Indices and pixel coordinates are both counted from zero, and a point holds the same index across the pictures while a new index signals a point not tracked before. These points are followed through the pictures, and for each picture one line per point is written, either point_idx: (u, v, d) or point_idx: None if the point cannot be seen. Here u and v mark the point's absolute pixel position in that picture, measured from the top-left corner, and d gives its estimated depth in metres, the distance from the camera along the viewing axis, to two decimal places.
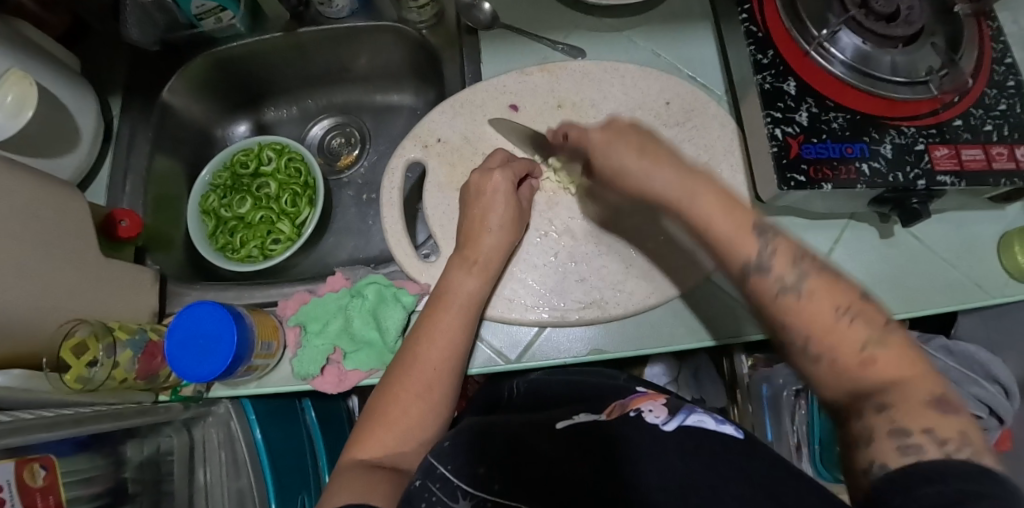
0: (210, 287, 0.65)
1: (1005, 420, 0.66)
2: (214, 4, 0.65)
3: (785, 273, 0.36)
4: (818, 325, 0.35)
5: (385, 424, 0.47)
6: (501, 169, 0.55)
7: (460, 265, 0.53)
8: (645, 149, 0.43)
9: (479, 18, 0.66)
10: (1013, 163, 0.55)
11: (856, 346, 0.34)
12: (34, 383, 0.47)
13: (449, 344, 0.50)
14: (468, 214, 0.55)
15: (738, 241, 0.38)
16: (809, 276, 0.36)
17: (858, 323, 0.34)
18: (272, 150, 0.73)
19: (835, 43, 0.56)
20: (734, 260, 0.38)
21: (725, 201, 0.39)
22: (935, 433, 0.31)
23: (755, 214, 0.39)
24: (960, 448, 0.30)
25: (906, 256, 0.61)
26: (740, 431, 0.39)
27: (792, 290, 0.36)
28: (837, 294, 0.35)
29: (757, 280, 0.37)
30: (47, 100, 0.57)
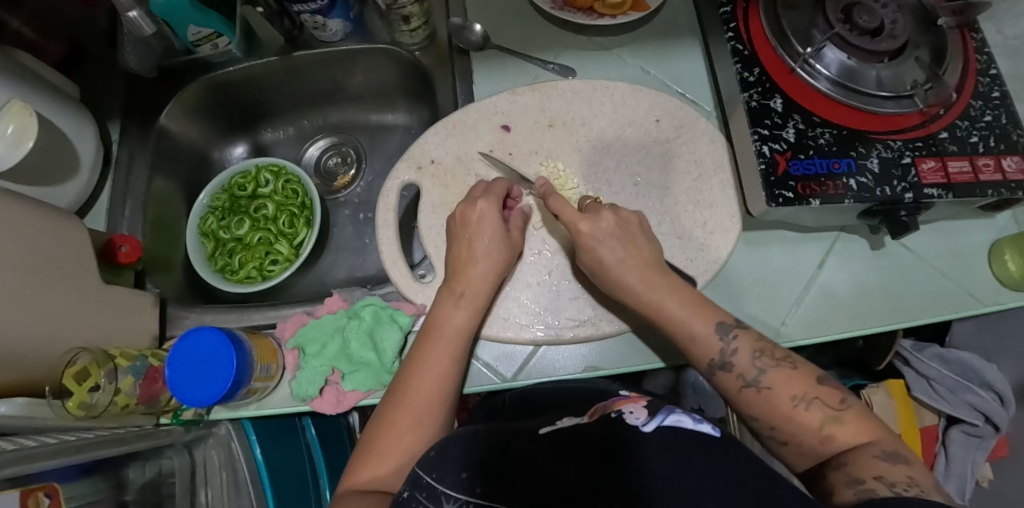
0: (209, 309, 0.65)
1: (999, 427, 0.67)
2: (209, 31, 0.65)
3: (746, 370, 0.46)
4: (778, 416, 0.44)
5: (375, 457, 0.47)
6: (486, 197, 0.56)
7: (449, 299, 0.54)
8: (639, 269, 0.50)
9: (470, 39, 0.67)
10: (999, 174, 0.56)
11: (815, 428, 0.43)
12: (36, 411, 0.48)
13: (438, 376, 0.50)
14: (454, 245, 0.56)
15: (708, 343, 0.47)
16: (767, 372, 0.45)
17: (812, 409, 0.43)
18: (269, 172, 0.74)
19: (820, 59, 0.57)
20: (706, 358, 0.47)
21: (692, 298, 0.49)
22: (886, 479, 0.38)
23: (720, 314, 0.48)
24: (907, 490, 0.37)
25: (897, 266, 0.62)
26: (717, 430, 0.39)
27: (753, 384, 0.45)
28: (794, 384, 0.44)
29: (723, 375, 0.47)
30: (48, 129, 0.58)
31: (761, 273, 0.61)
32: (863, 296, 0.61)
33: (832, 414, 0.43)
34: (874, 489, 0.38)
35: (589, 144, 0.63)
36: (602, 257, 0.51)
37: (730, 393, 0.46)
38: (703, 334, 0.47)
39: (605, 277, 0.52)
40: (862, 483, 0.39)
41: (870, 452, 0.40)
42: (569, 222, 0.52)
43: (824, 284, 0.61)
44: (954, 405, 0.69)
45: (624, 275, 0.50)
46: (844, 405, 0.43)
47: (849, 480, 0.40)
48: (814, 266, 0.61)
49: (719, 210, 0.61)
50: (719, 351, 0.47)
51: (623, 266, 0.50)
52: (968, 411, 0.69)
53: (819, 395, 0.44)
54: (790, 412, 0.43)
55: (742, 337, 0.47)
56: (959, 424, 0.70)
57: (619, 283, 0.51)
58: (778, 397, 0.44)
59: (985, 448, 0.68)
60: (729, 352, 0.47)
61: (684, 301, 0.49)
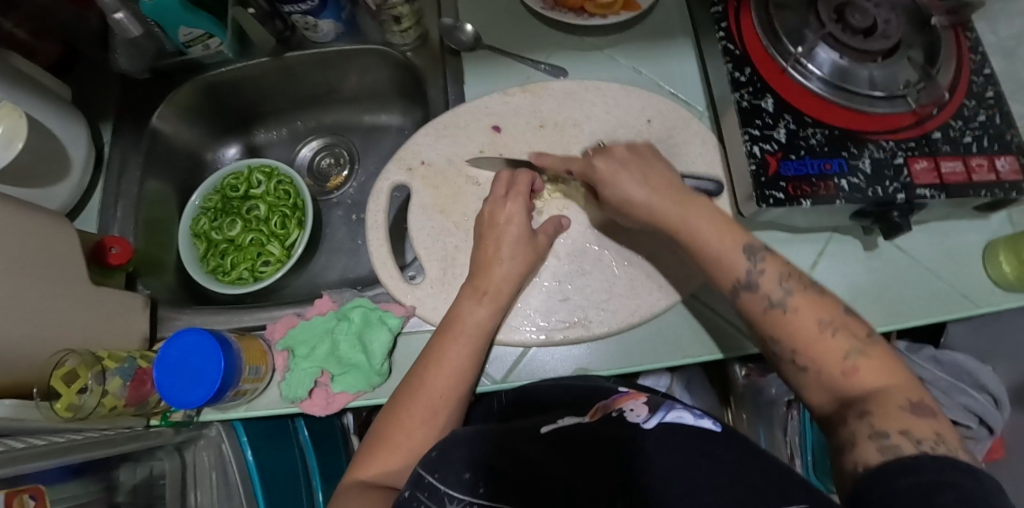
0: (201, 311, 0.65)
1: (994, 429, 0.65)
2: (201, 31, 0.65)
3: (771, 291, 0.45)
4: (803, 338, 0.42)
5: (387, 448, 0.47)
6: (513, 199, 0.57)
7: (471, 295, 0.54)
8: (664, 189, 0.49)
9: (461, 40, 0.67)
10: (993, 174, 0.55)
11: (839, 356, 0.41)
12: (24, 412, 0.48)
13: (457, 372, 0.50)
14: (479, 244, 0.56)
15: (734, 261, 0.46)
16: (792, 293, 0.44)
17: (839, 335, 0.42)
18: (261, 173, 0.74)
19: (812, 58, 0.57)
20: (731, 278, 0.46)
21: (723, 226, 0.48)
22: (911, 434, 0.36)
23: (745, 236, 0.47)
24: (933, 447, 0.35)
25: (890, 267, 0.61)
26: (718, 425, 0.39)
27: (779, 305, 0.44)
28: (819, 308, 0.43)
29: (748, 296, 0.45)
30: (39, 130, 0.58)
31: None
32: (856, 298, 0.60)
33: (858, 345, 0.41)
34: (899, 444, 0.36)
35: (580, 145, 0.62)
36: (627, 192, 0.50)
37: (753, 315, 0.45)
38: (729, 251, 0.46)
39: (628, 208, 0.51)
40: (885, 438, 0.37)
41: (895, 402, 0.38)
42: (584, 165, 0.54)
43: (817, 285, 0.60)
44: (948, 408, 0.66)
45: (635, 195, 0.49)
46: (869, 339, 0.42)
47: (871, 433, 0.37)
48: (807, 267, 0.61)
49: None
50: (745, 271, 0.46)
51: (646, 190, 0.49)
52: (963, 414, 0.66)
53: (846, 322, 0.43)
54: (816, 335, 0.42)
55: (769, 260, 0.46)
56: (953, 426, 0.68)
57: (637, 205, 0.50)
58: (804, 318, 0.43)
59: (982, 450, 0.66)
60: (755, 273, 0.45)
61: (716, 225, 0.48)
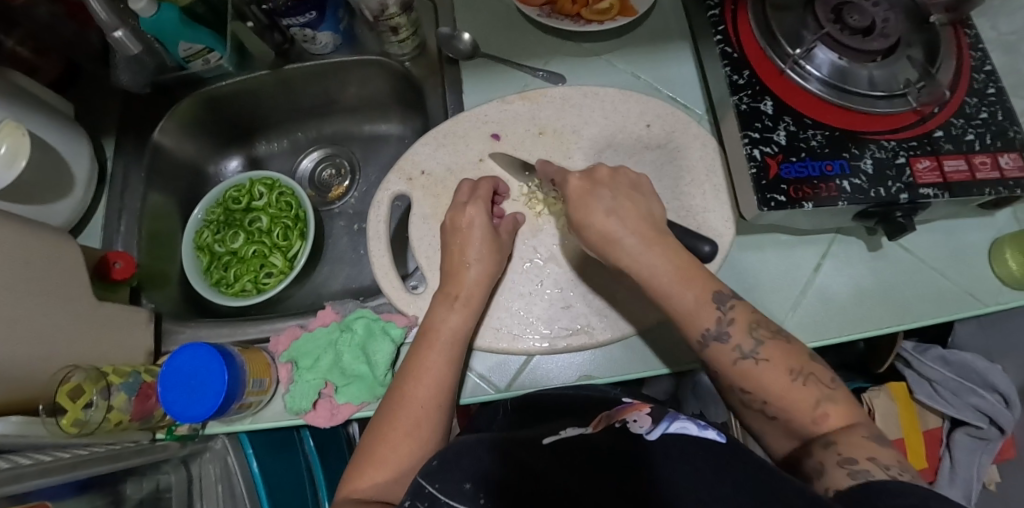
0: (205, 324, 0.66)
1: (1005, 430, 0.67)
2: (201, 46, 0.66)
3: (742, 342, 0.44)
4: (778, 390, 0.42)
5: (374, 462, 0.46)
6: (473, 202, 0.56)
7: (443, 302, 0.54)
8: (633, 224, 0.47)
9: (459, 49, 0.67)
10: (997, 172, 0.55)
11: (809, 404, 0.42)
12: (29, 428, 0.48)
13: (436, 381, 0.50)
14: (448, 250, 0.56)
15: (703, 311, 0.45)
16: (763, 343, 0.44)
17: (808, 384, 0.42)
18: (263, 186, 0.74)
19: (811, 60, 0.57)
20: (698, 327, 0.45)
21: (690, 269, 0.46)
22: (878, 460, 0.37)
23: (716, 282, 0.46)
24: (900, 473, 0.36)
25: (895, 267, 0.61)
26: (723, 435, 0.37)
27: (750, 356, 0.44)
28: (790, 357, 0.43)
29: (717, 348, 0.44)
30: (41, 146, 0.59)
31: (757, 278, 0.61)
32: (862, 299, 0.60)
33: (827, 392, 0.42)
34: (869, 469, 0.37)
35: (578, 151, 0.62)
36: (595, 216, 0.48)
37: (721, 367, 0.44)
38: (696, 305, 0.45)
39: (593, 236, 0.48)
40: (855, 464, 0.37)
41: (859, 433, 0.40)
42: (564, 182, 0.51)
43: (821, 287, 0.60)
44: (958, 408, 0.69)
45: (602, 222, 0.47)
46: (835, 383, 0.43)
47: (839, 460, 0.38)
48: (811, 269, 0.61)
49: (712, 215, 0.60)
50: (714, 322, 0.44)
51: (616, 220, 0.47)
52: (973, 413, 0.68)
53: (815, 370, 0.43)
54: (787, 386, 0.42)
55: (738, 308, 0.45)
56: (963, 426, 0.70)
57: (610, 239, 0.47)
58: (774, 369, 0.43)
59: (991, 450, 0.68)
60: (724, 323, 0.44)
61: (682, 270, 0.45)
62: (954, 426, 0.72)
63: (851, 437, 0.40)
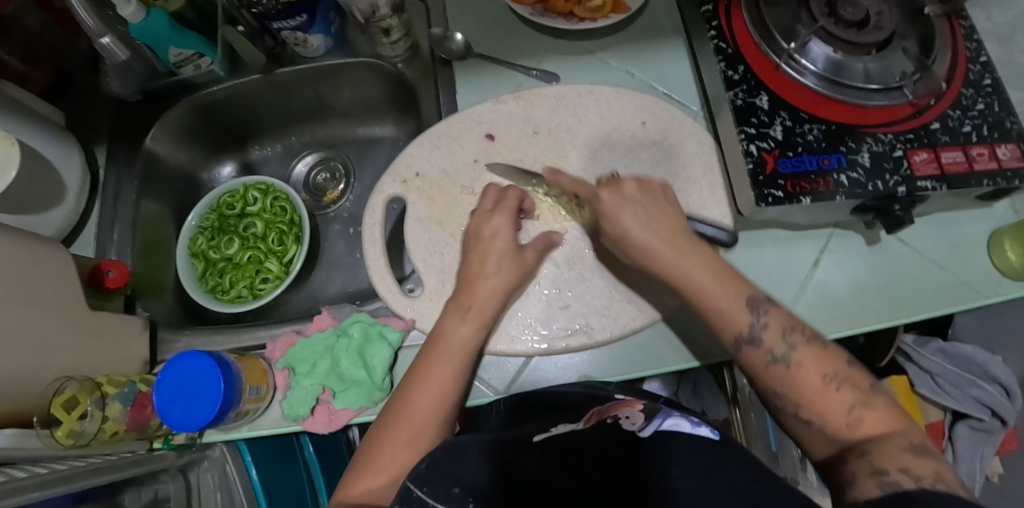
0: (200, 332, 0.65)
1: (1007, 421, 0.67)
2: (191, 51, 0.65)
3: (774, 345, 0.44)
4: (810, 392, 0.42)
5: (373, 471, 0.46)
6: (499, 212, 0.56)
7: (455, 312, 0.53)
8: (666, 233, 0.49)
9: (451, 49, 0.66)
10: (995, 162, 0.54)
11: (844, 409, 0.41)
12: (25, 442, 0.47)
13: (442, 393, 0.49)
14: (467, 257, 0.55)
15: (738, 315, 0.46)
16: (796, 349, 0.44)
17: (843, 389, 0.42)
18: (257, 190, 0.74)
19: (805, 54, 0.56)
20: (732, 331, 0.46)
21: (724, 276, 0.48)
22: (911, 471, 0.36)
23: (748, 290, 0.47)
24: (933, 483, 0.35)
25: (895, 261, 0.60)
26: (716, 433, 0.39)
27: (780, 361, 0.44)
28: (824, 363, 0.43)
29: (750, 351, 0.45)
30: (31, 156, 0.58)
31: (756, 274, 0.60)
32: (862, 294, 0.59)
33: (862, 398, 0.42)
34: (899, 481, 0.35)
35: (574, 151, 0.62)
36: (627, 228, 0.50)
37: (755, 370, 0.45)
38: (733, 306, 0.46)
39: (627, 245, 0.50)
40: (885, 475, 0.36)
41: (895, 443, 0.38)
42: (590, 194, 0.53)
43: (820, 282, 0.60)
44: (959, 400, 0.69)
45: (634, 231, 0.50)
46: (872, 391, 0.42)
47: (871, 470, 0.37)
48: (809, 264, 0.60)
49: (709, 213, 0.60)
50: (748, 326, 0.45)
51: (647, 231, 0.49)
52: (975, 406, 0.69)
53: (850, 375, 0.43)
54: (819, 389, 0.42)
55: (773, 314, 0.46)
56: (965, 419, 0.70)
57: (641, 247, 0.49)
58: (808, 373, 0.43)
59: (993, 442, 0.68)
60: (758, 327, 0.45)
61: (716, 275, 0.47)
62: (955, 419, 0.72)
63: (887, 449, 0.38)
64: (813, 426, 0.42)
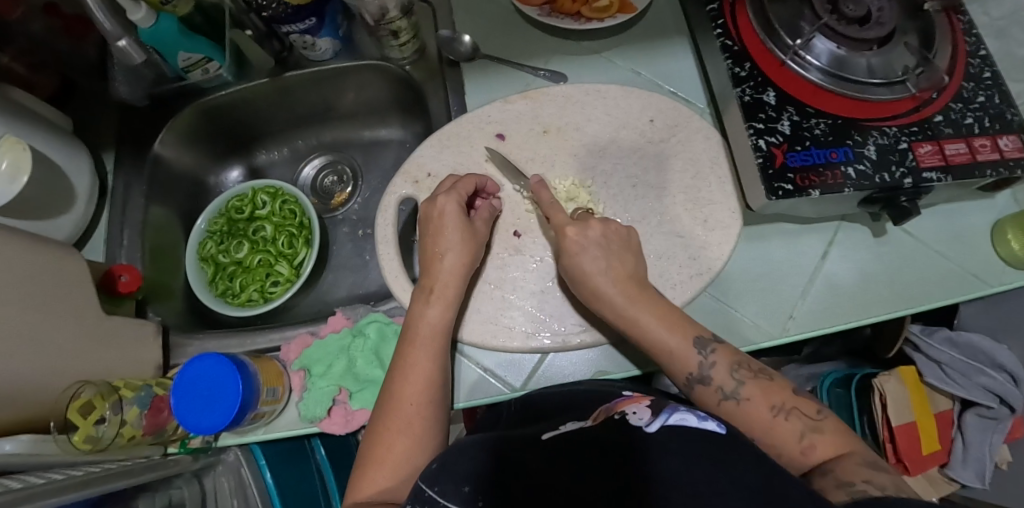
0: (213, 336, 0.65)
1: (1015, 408, 0.69)
2: (200, 56, 0.65)
3: (724, 382, 0.47)
4: (758, 425, 0.46)
5: (374, 464, 0.47)
6: (446, 194, 0.56)
7: (421, 297, 0.53)
8: (620, 283, 0.51)
9: (459, 51, 0.67)
10: (997, 153, 0.56)
11: (796, 436, 0.45)
12: (41, 447, 0.46)
13: (424, 377, 0.50)
14: (426, 243, 0.55)
15: (686, 357, 0.48)
16: (744, 384, 0.47)
17: (790, 418, 0.45)
18: (266, 194, 0.74)
19: (810, 50, 0.57)
20: (683, 372, 0.48)
21: (666, 312, 0.50)
22: (874, 482, 0.39)
23: (697, 329, 0.50)
24: (895, 492, 0.38)
25: (901, 252, 0.61)
26: (722, 428, 0.39)
27: (732, 397, 0.47)
28: (770, 394, 0.47)
29: (701, 388, 0.48)
30: (41, 161, 0.58)
31: (765, 267, 0.61)
32: (870, 285, 0.60)
33: (812, 424, 0.45)
34: (866, 489, 0.38)
35: (584, 148, 0.63)
36: (580, 262, 0.51)
37: (708, 405, 0.48)
38: (682, 350, 0.48)
39: (579, 283, 0.52)
40: (852, 485, 0.39)
41: (854, 460, 0.42)
42: (557, 225, 0.54)
43: (829, 274, 0.61)
44: (968, 389, 0.70)
45: (596, 278, 0.51)
46: (821, 415, 0.46)
47: (837, 483, 0.40)
48: (818, 256, 0.61)
49: (718, 207, 0.61)
50: (698, 366, 0.48)
51: (605, 276, 0.51)
52: (982, 393, 0.69)
53: (798, 404, 0.46)
54: (769, 420, 0.46)
55: (720, 352, 0.48)
56: (973, 407, 0.71)
57: (592, 289, 0.51)
58: (756, 405, 0.46)
59: (1002, 429, 0.70)
60: (707, 366, 0.48)
61: (665, 321, 0.49)
62: (963, 408, 0.73)
63: (845, 464, 0.42)
64: (769, 452, 0.45)
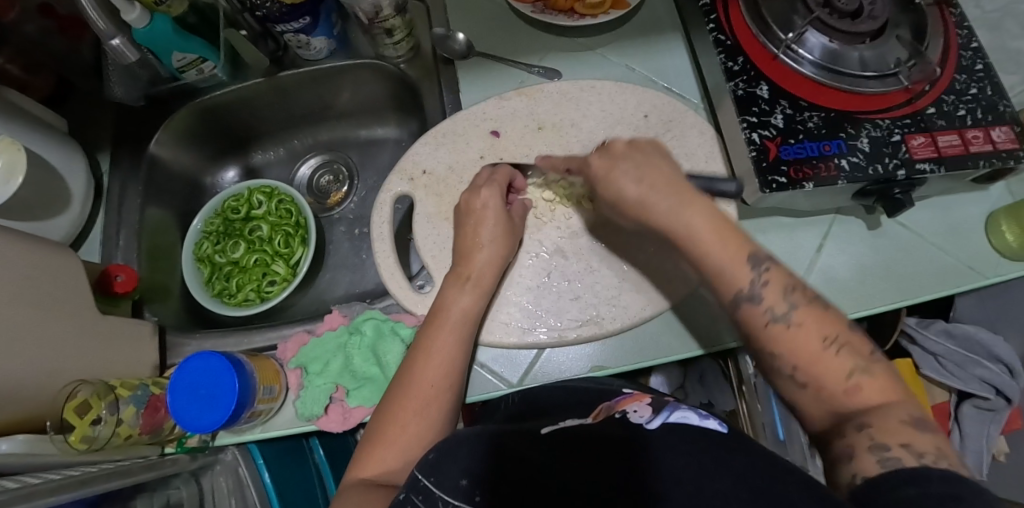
0: (210, 335, 0.65)
1: (1011, 399, 0.68)
2: (195, 56, 0.66)
3: (774, 304, 0.41)
4: (807, 354, 0.39)
5: (382, 443, 0.46)
6: (489, 186, 0.56)
7: (455, 282, 0.54)
8: (664, 188, 0.45)
9: (454, 49, 0.67)
10: (990, 145, 0.56)
11: (842, 373, 0.38)
12: (39, 447, 0.46)
13: (446, 362, 0.50)
14: (460, 228, 0.56)
15: (740, 271, 0.42)
16: (798, 307, 0.41)
17: (843, 353, 0.39)
18: (262, 194, 0.74)
19: (802, 44, 0.58)
20: (733, 286, 0.42)
21: (723, 227, 0.43)
22: (913, 447, 0.34)
23: (750, 245, 0.43)
24: (937, 460, 0.33)
25: (896, 245, 0.62)
26: (724, 425, 0.38)
27: (781, 320, 0.41)
28: (824, 323, 0.40)
29: (749, 308, 0.42)
30: (36, 162, 0.58)
31: None
32: (865, 277, 0.60)
33: (862, 363, 0.39)
34: (900, 457, 0.34)
35: (579, 144, 0.63)
36: (622, 188, 0.47)
37: (753, 327, 0.42)
38: (734, 260, 0.42)
39: (625, 208, 0.48)
40: (886, 450, 0.34)
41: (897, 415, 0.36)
42: (582, 163, 0.52)
43: (825, 267, 0.61)
44: (964, 380, 0.70)
45: (630, 193, 0.47)
46: (874, 356, 0.39)
47: (870, 445, 0.35)
48: (813, 249, 0.61)
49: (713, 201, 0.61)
50: (749, 282, 0.42)
51: (643, 188, 0.46)
52: (979, 385, 0.70)
53: (851, 339, 0.40)
54: (818, 353, 0.39)
55: (774, 271, 0.42)
56: (970, 399, 0.71)
57: (640, 203, 0.46)
58: (807, 335, 0.40)
59: (999, 420, 0.70)
60: (758, 285, 0.42)
61: (717, 225, 0.43)
62: (960, 399, 0.73)
63: (887, 422, 0.36)
64: (807, 389, 0.39)
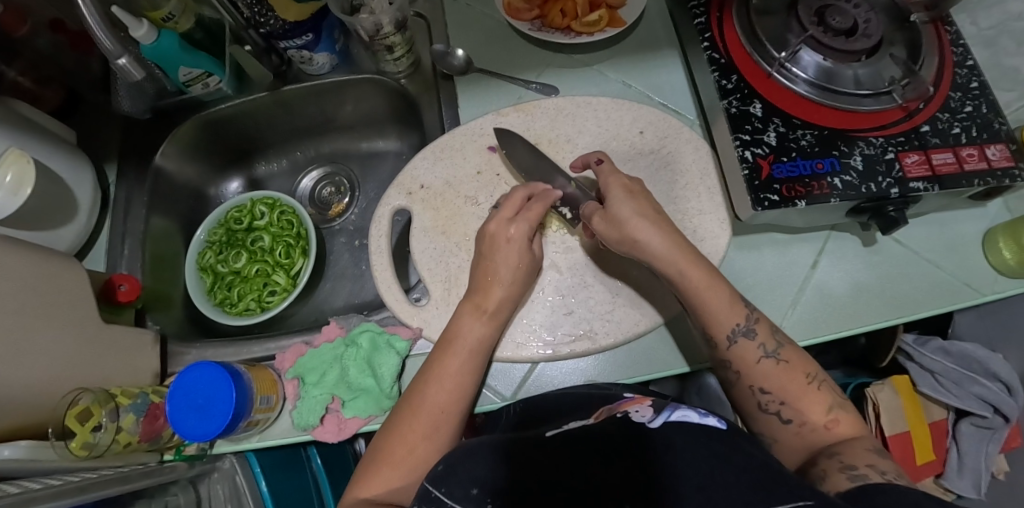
0: (210, 344, 0.66)
1: (1009, 418, 0.66)
2: (200, 71, 0.67)
3: (766, 341, 0.49)
4: (791, 389, 0.47)
5: (389, 463, 0.46)
6: (518, 222, 0.54)
7: (471, 312, 0.53)
8: (655, 220, 0.52)
9: (453, 64, 0.69)
10: (985, 163, 0.56)
11: (824, 409, 0.46)
12: (40, 453, 0.48)
13: (456, 387, 0.50)
14: (483, 263, 0.55)
15: (733, 311, 0.49)
16: (784, 347, 0.49)
17: (825, 389, 0.47)
18: (264, 205, 0.75)
19: (796, 62, 0.58)
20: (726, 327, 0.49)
21: (711, 272, 0.50)
22: (878, 466, 0.39)
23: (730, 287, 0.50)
24: (896, 476, 0.38)
25: (891, 262, 0.62)
26: (723, 422, 0.39)
27: (771, 355, 0.48)
28: (806, 362, 0.48)
29: (744, 344, 0.49)
30: (45, 174, 0.59)
31: (754, 277, 0.61)
32: (861, 295, 0.60)
33: (839, 400, 0.47)
34: (867, 474, 0.38)
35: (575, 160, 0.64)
36: (626, 219, 0.52)
37: (745, 364, 0.48)
38: (728, 307, 0.49)
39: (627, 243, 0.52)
40: (854, 469, 0.39)
41: (862, 445, 0.42)
42: (613, 184, 0.54)
43: (819, 283, 0.61)
44: (960, 397, 0.69)
45: (641, 233, 0.51)
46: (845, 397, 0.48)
47: (841, 466, 0.40)
48: (808, 266, 0.61)
49: (707, 217, 0.61)
50: (744, 319, 0.49)
51: (638, 221, 0.51)
52: (977, 403, 0.68)
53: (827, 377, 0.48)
54: (803, 388, 0.47)
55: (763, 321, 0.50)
56: (968, 417, 0.71)
57: (635, 241, 0.51)
58: (795, 370, 0.47)
59: (997, 439, 0.68)
60: (751, 322, 0.49)
61: (709, 276, 0.50)
62: (958, 417, 0.73)
63: (854, 449, 0.42)
64: (792, 425, 0.46)
